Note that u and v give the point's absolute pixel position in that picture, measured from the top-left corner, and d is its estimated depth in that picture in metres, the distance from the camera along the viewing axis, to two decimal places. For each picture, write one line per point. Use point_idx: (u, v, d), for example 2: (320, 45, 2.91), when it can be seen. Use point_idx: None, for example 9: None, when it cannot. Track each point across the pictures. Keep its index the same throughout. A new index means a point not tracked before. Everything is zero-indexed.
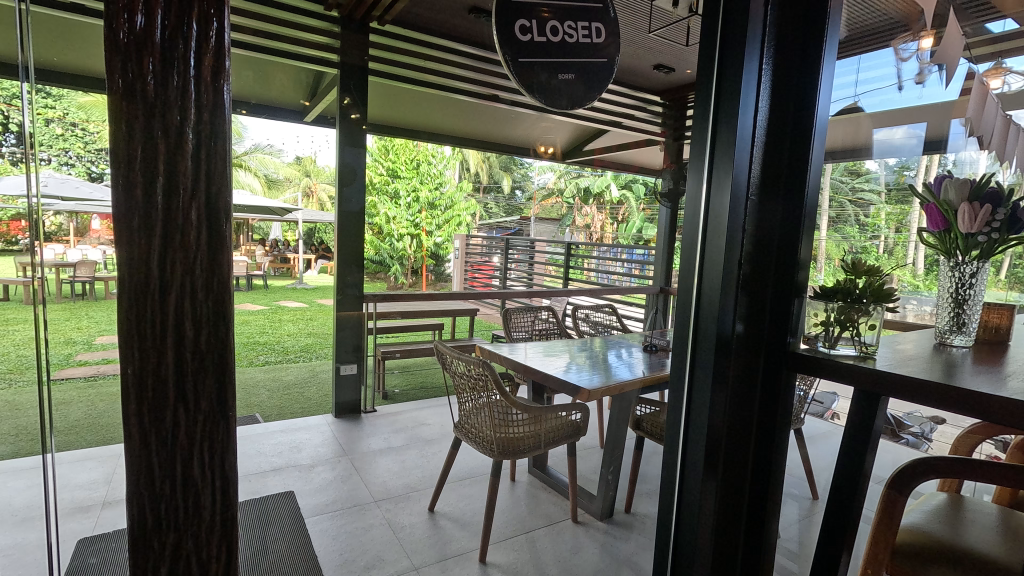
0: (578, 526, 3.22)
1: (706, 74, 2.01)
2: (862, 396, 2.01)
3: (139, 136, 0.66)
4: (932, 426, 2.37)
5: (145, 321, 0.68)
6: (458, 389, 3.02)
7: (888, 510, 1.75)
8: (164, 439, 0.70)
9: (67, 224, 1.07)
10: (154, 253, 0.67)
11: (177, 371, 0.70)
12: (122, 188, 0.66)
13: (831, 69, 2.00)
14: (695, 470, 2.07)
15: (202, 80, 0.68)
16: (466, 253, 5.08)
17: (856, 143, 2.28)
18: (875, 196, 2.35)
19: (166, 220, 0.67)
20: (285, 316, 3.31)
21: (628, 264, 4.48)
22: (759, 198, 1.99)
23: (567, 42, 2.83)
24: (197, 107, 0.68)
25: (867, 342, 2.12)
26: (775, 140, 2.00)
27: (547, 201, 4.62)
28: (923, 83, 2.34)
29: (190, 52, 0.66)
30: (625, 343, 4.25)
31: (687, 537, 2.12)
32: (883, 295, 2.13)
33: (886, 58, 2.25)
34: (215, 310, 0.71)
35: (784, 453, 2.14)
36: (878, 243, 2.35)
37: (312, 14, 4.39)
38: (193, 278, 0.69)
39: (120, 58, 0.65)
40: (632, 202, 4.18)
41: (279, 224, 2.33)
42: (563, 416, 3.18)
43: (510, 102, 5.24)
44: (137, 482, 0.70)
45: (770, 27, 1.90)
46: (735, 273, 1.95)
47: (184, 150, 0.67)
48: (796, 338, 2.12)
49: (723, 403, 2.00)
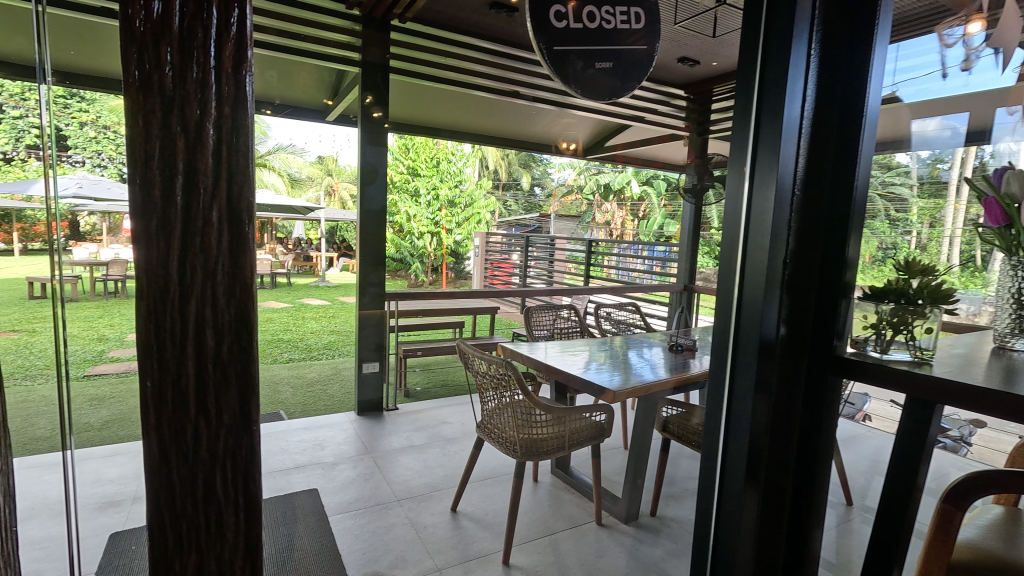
0: (602, 529, 3.17)
1: (746, 67, 1.94)
2: (917, 405, 2.01)
3: (158, 133, 0.65)
4: (971, 430, 2.22)
5: (165, 328, 0.68)
6: (480, 387, 3.01)
7: (944, 523, 1.70)
8: (185, 452, 0.69)
9: (98, 224, 1.00)
10: (173, 258, 0.66)
11: (198, 378, 0.69)
12: (140, 189, 0.65)
13: (881, 57, 1.93)
14: (735, 479, 2.01)
15: (222, 70, 0.66)
16: (486, 250, 5.11)
17: (896, 135, 2.16)
18: (908, 191, 2.22)
19: (185, 223, 0.66)
20: (308, 313, 3.32)
21: (648, 261, 4.42)
22: (804, 195, 1.92)
23: (603, 29, 2.74)
24: (218, 99, 0.66)
25: (924, 347, 2.13)
26: (820, 134, 1.92)
27: (567, 198, 4.70)
28: (970, 70, 2.21)
29: (209, 40, 0.65)
30: (647, 342, 4.18)
31: (726, 548, 2.06)
32: (940, 296, 2.15)
33: (929, 44, 2.15)
34: (237, 317, 0.70)
35: (828, 460, 2.10)
36: (911, 239, 2.24)
37: (335, 13, 4.48)
38: (214, 283, 0.68)
39: (137, 49, 0.64)
40: (653, 198, 4.09)
41: (301, 223, 2.34)
42: (587, 417, 3.14)
43: (531, 97, 5.15)
44: (158, 499, 0.70)
45: (818, 18, 1.83)
46: (779, 274, 1.89)
47: (202, 147, 0.66)
48: (843, 341, 2.05)
49: (766, 410, 1.94)
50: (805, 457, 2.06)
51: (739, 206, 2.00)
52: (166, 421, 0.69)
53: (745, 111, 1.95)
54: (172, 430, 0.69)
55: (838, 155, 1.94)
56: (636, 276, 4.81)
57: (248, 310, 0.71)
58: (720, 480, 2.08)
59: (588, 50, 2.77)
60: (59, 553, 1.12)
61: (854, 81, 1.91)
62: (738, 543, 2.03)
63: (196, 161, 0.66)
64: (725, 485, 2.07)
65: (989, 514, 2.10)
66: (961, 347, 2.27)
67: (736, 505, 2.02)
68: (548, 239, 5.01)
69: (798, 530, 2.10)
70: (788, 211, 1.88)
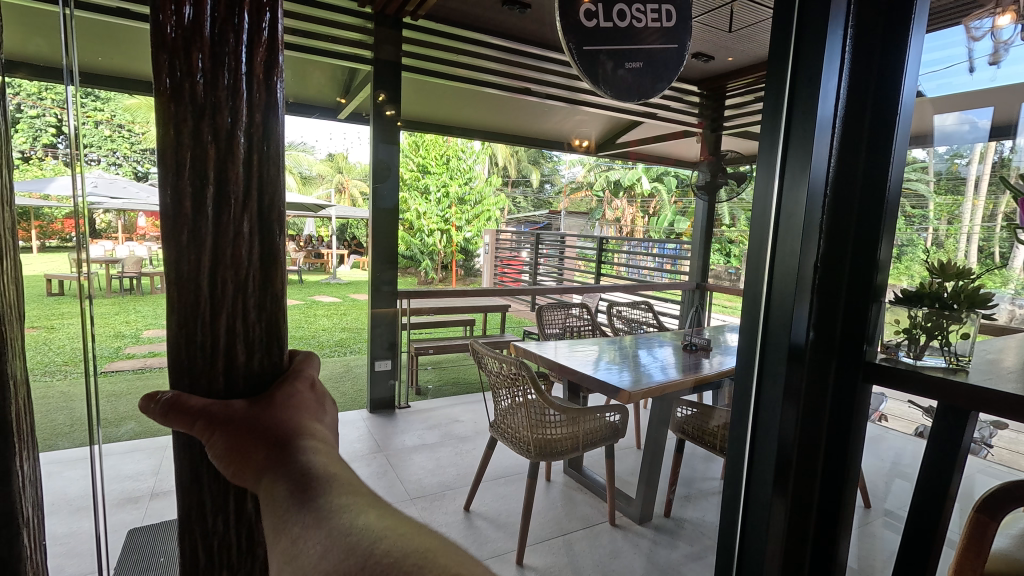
0: (616, 529, 3.16)
1: (778, 67, 1.92)
2: (948, 410, 1.94)
3: (188, 142, 0.64)
4: (992, 433, 2.20)
5: (194, 341, 0.67)
6: (494, 386, 3.00)
7: (976, 534, 1.68)
8: (215, 475, 0.69)
9: (116, 223, 1.07)
10: (204, 269, 0.66)
11: (226, 393, 0.68)
12: (171, 197, 0.64)
13: (916, 53, 1.88)
14: (762, 485, 1.99)
15: (254, 76, 0.68)
16: (495, 247, 5.17)
17: (920, 131, 2.11)
18: (926, 187, 2.18)
19: (217, 234, 0.66)
20: (321, 310, 3.31)
21: (659, 259, 4.60)
22: (835, 197, 1.88)
23: (634, 27, 2.65)
24: (249, 107, 0.68)
25: (959, 353, 2.03)
26: (852, 135, 1.89)
27: (576, 195, 4.69)
28: (998, 64, 2.17)
29: (241, 46, 0.66)
30: (658, 340, 4.15)
31: (751, 556, 2.04)
32: (978, 300, 2.03)
33: (956, 36, 2.09)
34: (267, 331, 0.71)
35: (857, 467, 2.05)
36: (927, 235, 2.21)
37: (346, 10, 4.22)
38: (245, 297, 0.69)
39: (165, 54, 0.62)
40: (663, 194, 4.21)
41: (313, 220, 2.34)
42: (601, 418, 3.12)
43: (542, 95, 5.09)
44: (188, 519, 0.70)
45: (852, 17, 1.80)
46: (810, 277, 1.87)
47: (234, 157, 0.67)
48: (872, 346, 2.00)
49: (794, 416, 1.91)
50: (831, 464, 2.04)
51: (769, 206, 1.97)
52: (183, 441, 0.68)
53: (774, 110, 1.92)
54: (187, 446, 0.68)
55: (872, 155, 1.89)
56: (647, 272, 4.92)
57: (268, 319, 0.72)
58: (747, 489, 2.05)
59: (618, 49, 2.65)
60: (81, 546, 1.13)
61: (889, 77, 1.85)
62: (765, 550, 2.01)
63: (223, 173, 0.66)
64: (750, 491, 2.05)
65: (1019, 522, 2.07)
66: (988, 354, 2.16)
67: (762, 511, 2.00)
68: (557, 237, 5.01)
69: (824, 537, 2.07)
70: (819, 213, 1.85)
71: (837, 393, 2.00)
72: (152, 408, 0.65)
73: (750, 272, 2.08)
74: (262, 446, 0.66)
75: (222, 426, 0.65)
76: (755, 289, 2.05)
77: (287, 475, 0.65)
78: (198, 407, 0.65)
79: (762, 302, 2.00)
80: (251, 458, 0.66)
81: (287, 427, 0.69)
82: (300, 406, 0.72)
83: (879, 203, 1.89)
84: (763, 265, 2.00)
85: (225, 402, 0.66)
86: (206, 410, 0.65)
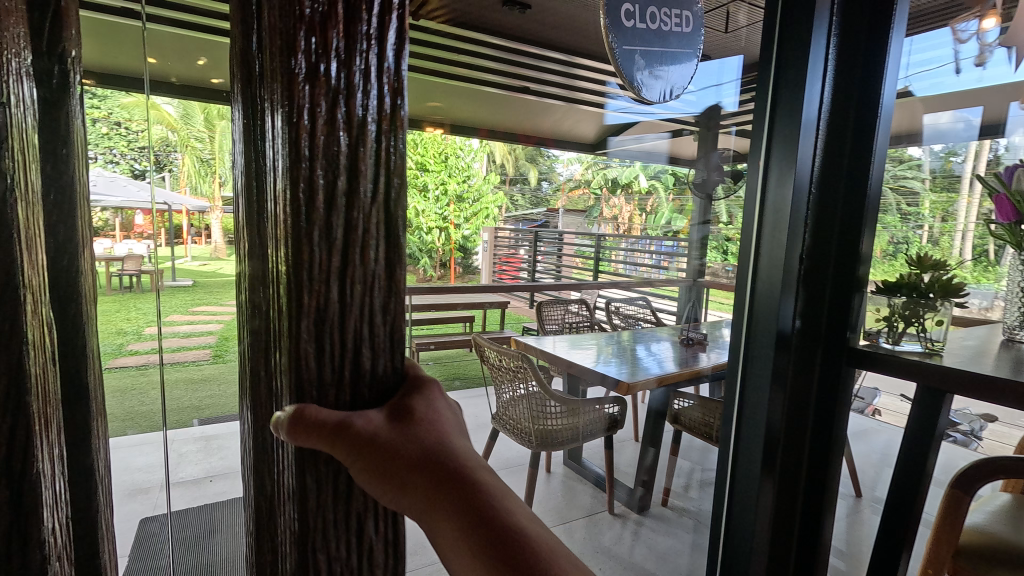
0: (615, 519, 3.21)
1: (765, 66, 1.98)
2: (927, 393, 2.01)
3: (319, 125, 0.56)
4: (981, 425, 2.28)
5: (317, 347, 0.59)
6: (497, 379, 3.08)
7: (952, 510, 1.75)
8: (338, 496, 0.61)
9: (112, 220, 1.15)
10: (333, 271, 0.59)
11: (354, 402, 0.62)
12: (299, 186, 0.57)
13: (899, 48, 1.92)
14: (751, 470, 2.05)
15: (386, 57, 0.59)
16: (494, 244, 5.95)
17: (910, 129, 2.17)
18: (920, 184, 2.25)
19: (346, 232, 0.59)
20: None
21: (658, 256, 4.46)
22: (821, 192, 1.94)
23: (664, 30, 2.71)
24: (379, 87, 0.59)
25: (934, 339, 2.13)
26: (837, 131, 1.94)
27: (575, 192, 5.21)
28: (985, 64, 2.21)
29: (373, 17, 0.58)
30: (656, 335, 4.21)
31: (741, 537, 2.10)
32: (951, 290, 2.13)
33: (943, 38, 2.16)
34: (391, 335, 0.63)
35: (842, 452, 2.11)
36: (922, 233, 2.27)
37: None
38: (372, 299, 0.61)
39: (298, 22, 0.54)
40: (660, 193, 4.23)
41: None
42: (598, 408, 3.18)
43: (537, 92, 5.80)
44: (303, 549, 0.61)
45: (837, 16, 1.85)
46: (796, 270, 1.91)
47: (363, 150, 0.59)
48: (855, 333, 2.08)
49: (782, 403, 1.97)
50: (818, 449, 2.09)
51: (756, 200, 2.02)
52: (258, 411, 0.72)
53: (762, 107, 1.98)
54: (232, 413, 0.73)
55: (854, 151, 1.95)
56: (643, 271, 4.78)
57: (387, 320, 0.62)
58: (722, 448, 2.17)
59: (650, 50, 2.72)
60: None
61: (872, 73, 1.90)
62: (754, 532, 2.06)
63: (369, 158, 0.59)
64: (739, 476, 2.11)
65: (997, 499, 2.15)
66: (974, 345, 2.23)
67: (751, 495, 2.05)
68: (556, 234, 5.48)
69: (812, 521, 2.13)
70: (805, 206, 1.90)
71: (822, 380, 2.05)
72: (295, 428, 0.58)
73: (739, 264, 2.14)
74: (417, 469, 0.64)
75: (364, 440, 0.60)
76: (743, 280, 2.10)
77: (455, 506, 0.67)
78: (335, 420, 0.58)
79: (749, 292, 2.04)
80: (407, 479, 0.63)
81: (432, 448, 0.67)
82: (437, 416, 0.70)
83: (862, 196, 1.94)
84: (750, 257, 2.05)
85: (359, 415, 0.60)
86: (347, 422, 0.59)
